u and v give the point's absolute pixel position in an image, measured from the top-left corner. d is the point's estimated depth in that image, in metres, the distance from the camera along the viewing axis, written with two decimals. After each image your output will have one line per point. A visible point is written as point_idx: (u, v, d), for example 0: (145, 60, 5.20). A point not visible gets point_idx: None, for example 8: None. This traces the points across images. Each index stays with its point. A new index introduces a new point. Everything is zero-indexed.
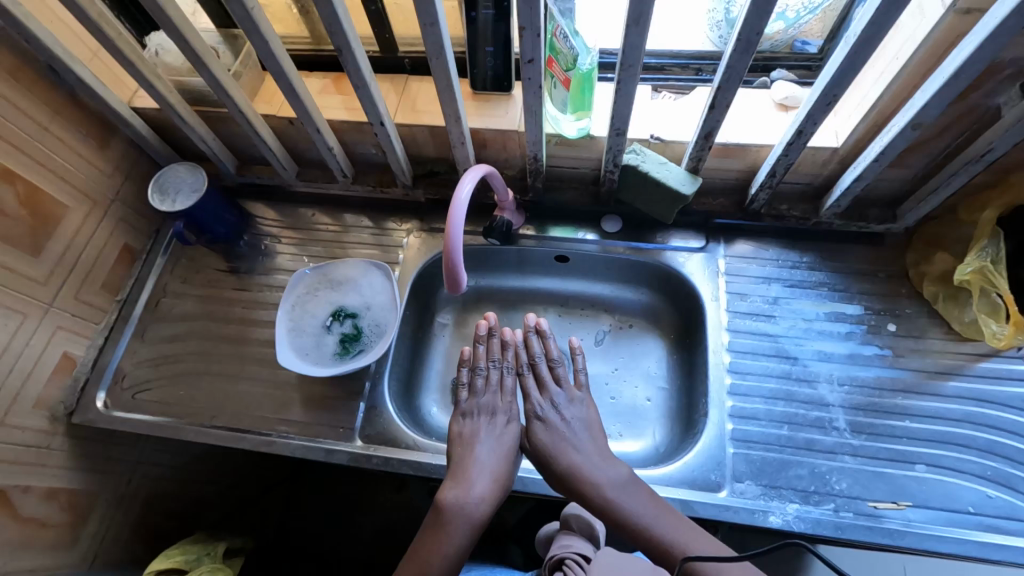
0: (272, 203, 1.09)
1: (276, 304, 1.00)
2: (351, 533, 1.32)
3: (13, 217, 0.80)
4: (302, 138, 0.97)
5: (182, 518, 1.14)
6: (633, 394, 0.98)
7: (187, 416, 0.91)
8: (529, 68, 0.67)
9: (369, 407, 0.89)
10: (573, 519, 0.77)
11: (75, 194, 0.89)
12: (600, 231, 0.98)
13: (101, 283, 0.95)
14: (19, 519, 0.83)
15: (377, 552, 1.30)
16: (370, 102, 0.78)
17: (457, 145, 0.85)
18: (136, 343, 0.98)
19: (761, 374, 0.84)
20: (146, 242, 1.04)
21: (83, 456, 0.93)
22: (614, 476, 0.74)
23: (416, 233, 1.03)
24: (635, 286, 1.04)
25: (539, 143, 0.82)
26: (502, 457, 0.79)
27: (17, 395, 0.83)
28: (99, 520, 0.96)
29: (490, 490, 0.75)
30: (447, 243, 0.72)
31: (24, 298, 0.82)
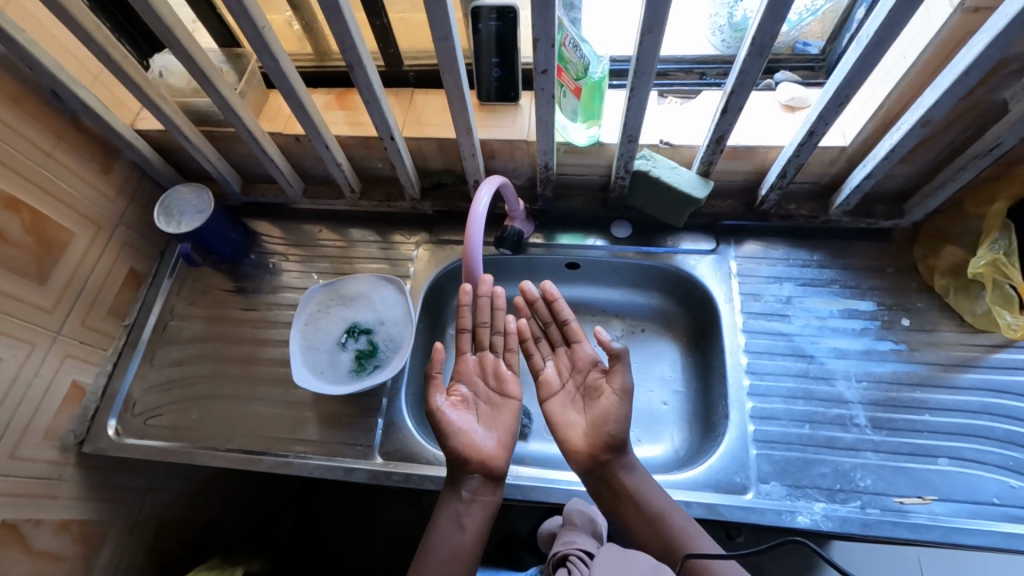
0: (276, 221, 1.08)
1: (285, 323, 0.99)
2: (365, 550, 1.30)
3: (19, 245, 0.78)
4: (308, 154, 0.96)
5: (195, 544, 1.12)
6: (649, 398, 0.98)
7: (201, 440, 0.90)
8: (542, 78, 0.67)
9: (386, 423, 0.88)
10: (577, 514, 0.74)
11: (80, 219, 0.87)
12: (610, 237, 0.98)
13: (107, 308, 0.94)
14: (32, 553, 0.81)
15: (392, 569, 1.28)
16: (380, 115, 0.78)
17: (468, 156, 0.85)
18: (145, 368, 0.96)
19: (779, 374, 0.85)
20: (151, 265, 1.03)
21: (94, 486, 0.91)
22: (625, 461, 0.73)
23: (424, 245, 1.03)
24: (645, 290, 1.04)
25: (550, 152, 0.82)
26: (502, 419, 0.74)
27: (26, 427, 0.81)
28: (111, 551, 0.94)
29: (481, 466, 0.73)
30: (467, 251, 0.73)
31: (32, 327, 0.81)
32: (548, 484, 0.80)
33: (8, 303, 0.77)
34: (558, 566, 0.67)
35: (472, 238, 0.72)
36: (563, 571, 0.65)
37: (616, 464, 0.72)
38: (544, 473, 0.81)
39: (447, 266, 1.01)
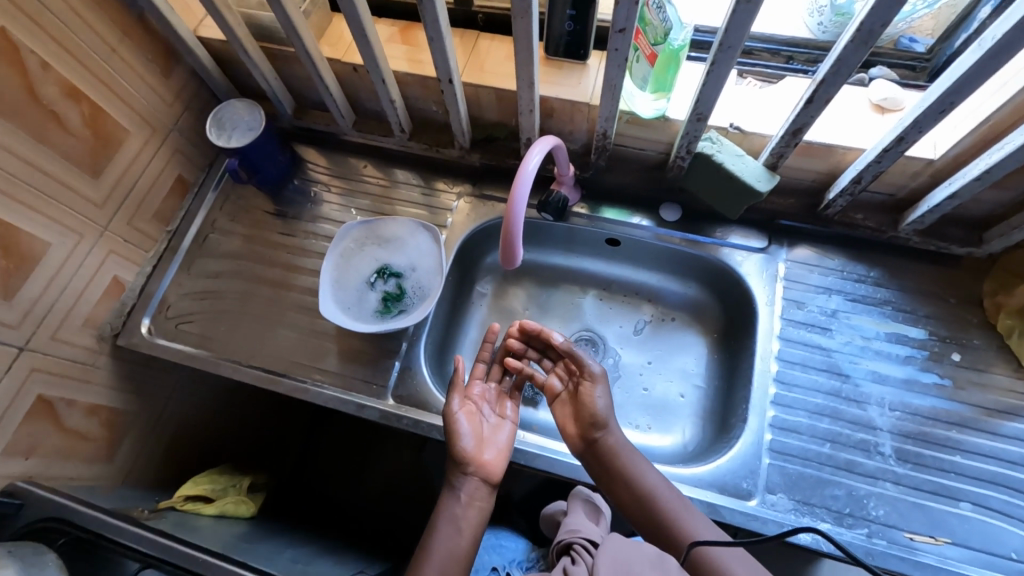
0: (324, 150, 1.07)
1: (320, 253, 1.00)
2: (362, 484, 1.35)
3: (78, 135, 0.79)
4: (365, 87, 0.93)
5: (210, 446, 1.18)
6: (666, 388, 0.98)
7: (226, 353, 0.93)
8: (618, 37, 0.63)
9: (403, 367, 0.89)
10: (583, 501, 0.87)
11: (136, 119, 0.88)
12: (656, 219, 0.94)
13: (153, 212, 0.95)
14: (63, 429, 0.88)
15: (385, 507, 1.32)
16: (442, 55, 0.74)
17: (525, 112, 0.81)
18: (182, 276, 0.99)
19: (809, 388, 0.81)
20: (199, 176, 1.04)
21: (123, 377, 0.97)
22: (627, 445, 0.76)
23: (465, 197, 1.01)
24: (683, 279, 1.01)
25: (611, 120, 0.78)
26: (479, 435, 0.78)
27: (69, 313, 0.85)
28: (134, 440, 1.01)
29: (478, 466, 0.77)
30: (509, 214, 0.69)
31: (81, 219, 0.83)
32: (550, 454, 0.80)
33: (60, 191, 0.79)
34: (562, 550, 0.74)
35: (517, 195, 0.69)
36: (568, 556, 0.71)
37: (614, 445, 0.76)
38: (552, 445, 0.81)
39: (486, 223, 0.99)
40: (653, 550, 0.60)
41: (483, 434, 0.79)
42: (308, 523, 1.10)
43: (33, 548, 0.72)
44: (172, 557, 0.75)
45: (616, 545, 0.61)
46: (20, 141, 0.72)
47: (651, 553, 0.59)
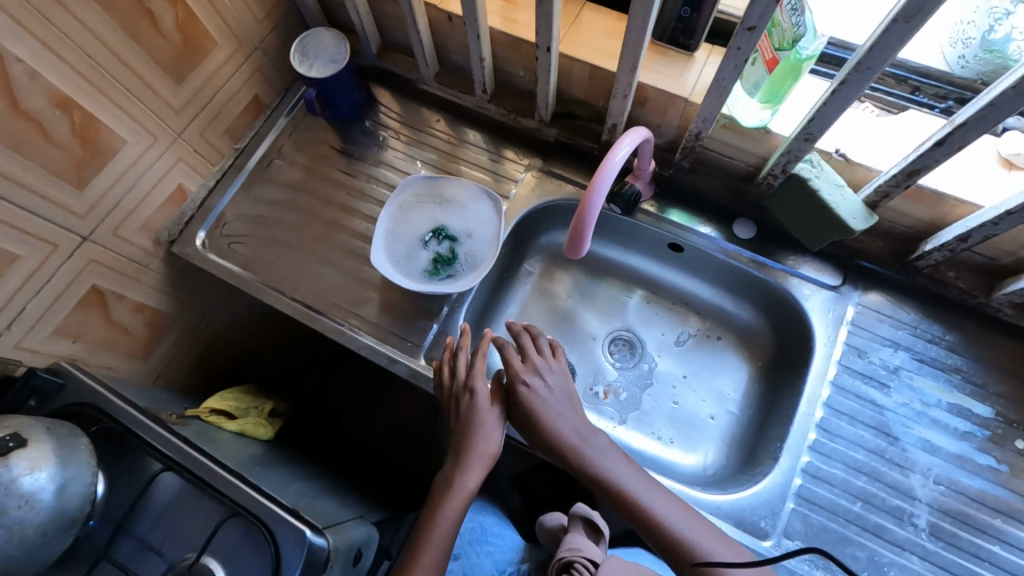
0: (400, 96, 1.05)
1: (377, 200, 0.99)
2: (367, 424, 1.40)
3: (167, 38, 0.78)
4: (455, 39, 0.90)
5: (235, 361, 1.22)
6: (696, 405, 0.95)
7: (269, 280, 0.94)
8: (745, 35, 0.57)
9: (440, 331, 0.89)
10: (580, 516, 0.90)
11: (225, 31, 0.87)
12: (728, 233, 0.89)
13: (225, 127, 0.95)
14: (109, 320, 0.91)
15: (384, 451, 1.36)
16: (547, 21, 0.70)
17: (619, 96, 0.76)
18: (242, 196, 1.00)
19: (852, 442, 0.77)
20: (274, 99, 1.03)
21: (169, 283, 0.99)
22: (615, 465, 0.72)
23: (533, 171, 0.97)
24: (739, 300, 0.97)
25: (709, 121, 0.73)
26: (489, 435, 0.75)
27: (132, 212, 0.86)
28: (169, 344, 1.04)
29: (478, 468, 0.74)
30: (586, 204, 0.66)
31: (158, 122, 0.83)
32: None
33: (142, 90, 0.79)
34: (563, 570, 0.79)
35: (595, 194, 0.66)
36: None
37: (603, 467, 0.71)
38: None
39: (549, 201, 0.96)
40: None
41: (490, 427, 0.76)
42: (319, 455, 1.13)
43: (70, 429, 0.76)
44: (192, 467, 0.78)
45: None
46: (112, 34, 0.72)
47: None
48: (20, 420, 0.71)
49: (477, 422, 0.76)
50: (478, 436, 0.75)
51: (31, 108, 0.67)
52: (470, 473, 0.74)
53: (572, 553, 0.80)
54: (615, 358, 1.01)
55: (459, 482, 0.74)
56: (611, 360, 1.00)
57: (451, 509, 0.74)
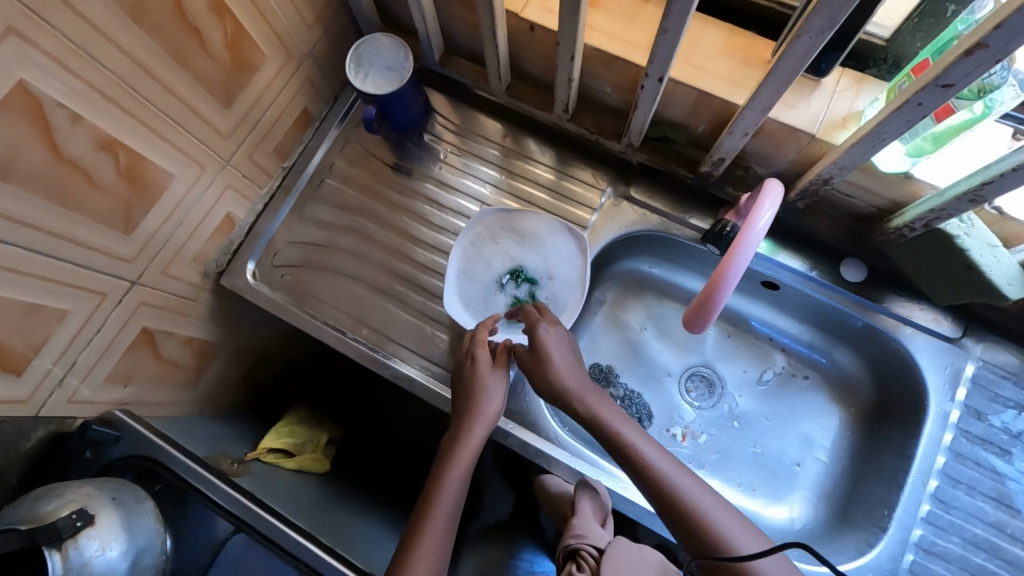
0: (460, 105, 0.95)
1: (441, 227, 0.91)
2: (402, 413, 1.23)
3: (215, 57, 0.68)
4: (534, 50, 0.79)
5: (277, 376, 1.17)
6: (782, 450, 0.89)
7: (328, 316, 0.88)
8: (932, 92, 0.48)
9: (516, 379, 0.83)
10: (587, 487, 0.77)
11: (275, 42, 0.76)
12: (834, 276, 0.81)
13: (273, 146, 0.86)
14: (160, 359, 0.84)
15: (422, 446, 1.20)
16: (665, 52, 0.60)
17: (737, 133, 0.67)
18: (293, 219, 0.91)
19: (970, 514, 0.72)
20: (322, 108, 0.94)
21: (217, 312, 0.93)
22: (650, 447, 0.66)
23: (614, 197, 0.88)
24: (835, 342, 0.89)
25: (846, 169, 0.64)
26: (492, 397, 0.72)
27: (180, 248, 0.78)
28: (217, 370, 0.98)
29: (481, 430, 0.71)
30: (721, 276, 0.58)
31: (206, 150, 0.74)
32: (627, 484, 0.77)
33: (189, 119, 0.69)
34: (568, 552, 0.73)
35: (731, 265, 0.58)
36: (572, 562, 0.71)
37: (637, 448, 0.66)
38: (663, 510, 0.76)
39: (631, 231, 0.87)
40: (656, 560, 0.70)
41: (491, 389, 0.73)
42: (377, 479, 1.09)
43: (134, 491, 0.71)
44: (263, 528, 0.74)
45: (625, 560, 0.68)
46: (154, 58, 0.62)
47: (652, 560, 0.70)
48: (84, 492, 0.67)
49: (485, 380, 0.73)
50: (487, 392, 0.72)
51: (74, 155, 0.58)
52: (480, 428, 0.71)
53: (577, 539, 0.72)
54: (692, 396, 0.94)
55: (467, 436, 0.71)
56: (688, 399, 0.94)
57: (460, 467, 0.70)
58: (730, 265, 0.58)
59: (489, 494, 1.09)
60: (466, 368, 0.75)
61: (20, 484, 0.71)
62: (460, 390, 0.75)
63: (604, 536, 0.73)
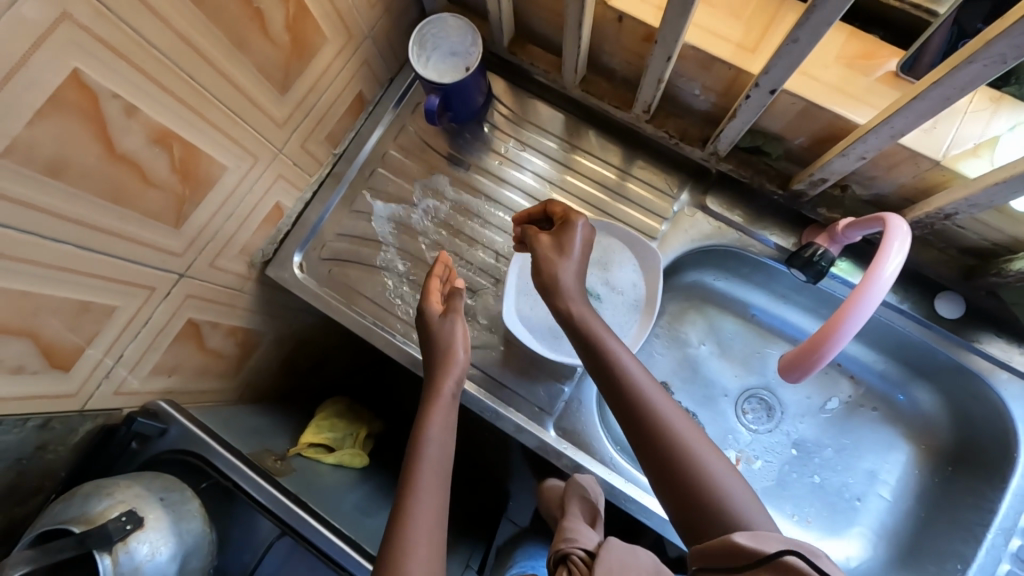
0: (524, 95, 0.88)
1: (497, 227, 0.86)
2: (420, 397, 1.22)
3: (275, 41, 0.63)
4: (619, 43, 0.71)
5: (315, 362, 1.15)
6: (844, 483, 0.85)
7: (376, 315, 0.84)
8: None
9: (571, 394, 0.80)
10: (576, 488, 0.74)
11: (335, 20, 0.70)
12: (926, 311, 0.74)
13: (326, 132, 0.81)
14: (205, 350, 0.81)
15: None
16: (787, 63, 0.52)
17: (851, 155, 0.60)
18: (343, 211, 0.87)
19: None
20: (377, 91, 0.88)
21: (261, 302, 0.90)
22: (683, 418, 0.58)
23: (688, 206, 0.82)
24: (913, 376, 0.83)
25: (978, 207, 0.57)
26: (457, 345, 0.71)
27: (230, 239, 0.75)
28: (259, 358, 0.96)
29: (449, 384, 0.69)
30: (834, 330, 0.56)
31: (260, 139, 0.69)
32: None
33: (245, 106, 0.64)
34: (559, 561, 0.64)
35: (845, 322, 0.56)
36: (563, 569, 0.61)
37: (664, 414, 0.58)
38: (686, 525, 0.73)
39: (703, 245, 0.81)
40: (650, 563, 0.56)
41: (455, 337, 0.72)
42: None
43: (182, 491, 0.70)
44: (305, 533, 0.72)
45: (617, 550, 0.58)
46: (212, 41, 0.56)
47: (647, 562, 0.56)
48: (133, 491, 0.65)
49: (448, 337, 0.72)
50: (455, 344, 0.71)
51: (129, 149, 0.53)
52: (450, 381, 0.70)
53: (568, 543, 0.64)
54: (749, 419, 0.89)
55: (439, 389, 0.69)
56: (745, 422, 0.89)
57: (438, 423, 0.67)
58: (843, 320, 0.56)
59: (518, 486, 1.15)
60: (420, 321, 0.75)
61: (68, 477, 0.71)
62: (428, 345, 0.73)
63: (595, 536, 0.67)
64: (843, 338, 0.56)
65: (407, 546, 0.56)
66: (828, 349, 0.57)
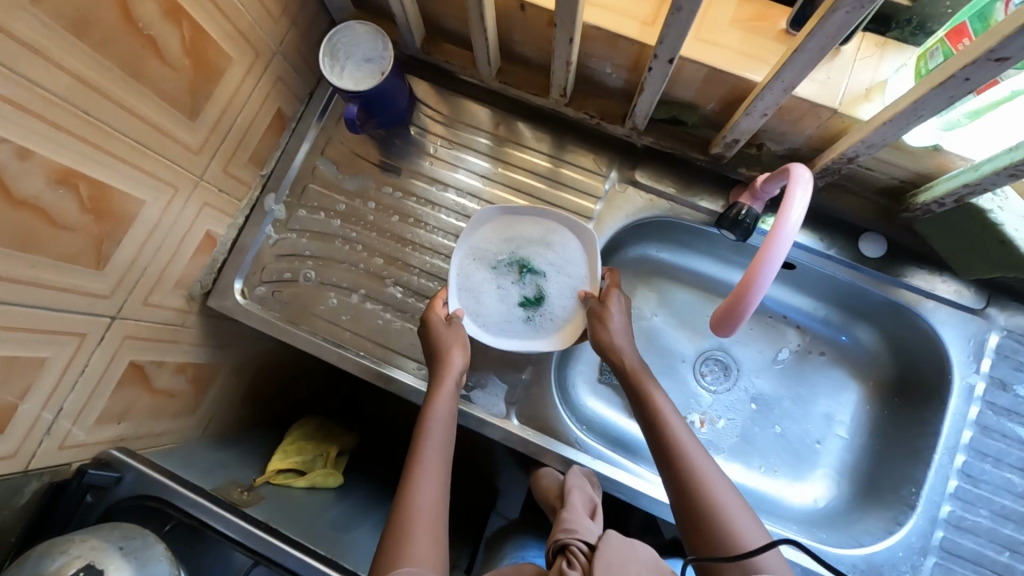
0: (447, 93, 0.88)
1: (437, 227, 0.86)
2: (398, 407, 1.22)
3: (176, 67, 0.62)
4: (527, 30, 0.72)
5: (280, 388, 1.14)
6: (803, 429, 0.88)
7: (327, 331, 0.83)
8: (986, 66, 0.44)
9: (531, 382, 0.81)
10: (575, 484, 0.74)
11: (239, 40, 0.69)
12: (853, 253, 0.77)
13: (249, 153, 0.80)
14: (154, 391, 0.78)
15: None
16: (678, 32, 0.54)
17: (755, 114, 0.62)
18: (279, 231, 0.86)
19: (998, 487, 0.72)
20: (297, 107, 0.87)
21: (209, 334, 0.88)
22: (716, 472, 0.63)
23: (619, 183, 0.84)
24: (851, 318, 0.87)
25: (875, 147, 0.60)
26: (459, 347, 0.73)
27: (161, 274, 0.73)
28: (215, 392, 0.94)
29: (450, 382, 0.71)
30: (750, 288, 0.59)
31: (178, 169, 0.68)
32: (650, 482, 0.76)
33: (156, 138, 0.63)
34: (556, 551, 0.64)
35: (765, 264, 0.57)
36: (560, 558, 0.62)
37: (698, 467, 0.63)
38: (655, 490, 0.75)
39: (638, 219, 0.83)
40: (650, 557, 0.58)
41: (459, 341, 0.74)
42: (393, 485, 1.08)
43: (143, 535, 0.67)
44: (282, 560, 0.70)
45: (617, 544, 0.59)
46: (106, 75, 0.55)
47: (646, 558, 0.57)
48: (90, 545, 0.63)
49: (449, 339, 0.73)
50: (452, 346, 0.72)
51: (29, 194, 0.52)
52: (449, 379, 0.71)
53: (568, 534, 0.64)
54: (708, 381, 0.91)
55: (438, 387, 0.71)
56: (705, 384, 0.91)
57: (439, 421, 0.68)
58: (761, 269, 0.58)
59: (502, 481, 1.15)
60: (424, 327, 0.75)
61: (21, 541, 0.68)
62: (427, 342, 0.74)
63: (594, 529, 0.68)
64: (761, 289, 0.58)
65: (408, 533, 0.59)
66: (750, 299, 0.59)
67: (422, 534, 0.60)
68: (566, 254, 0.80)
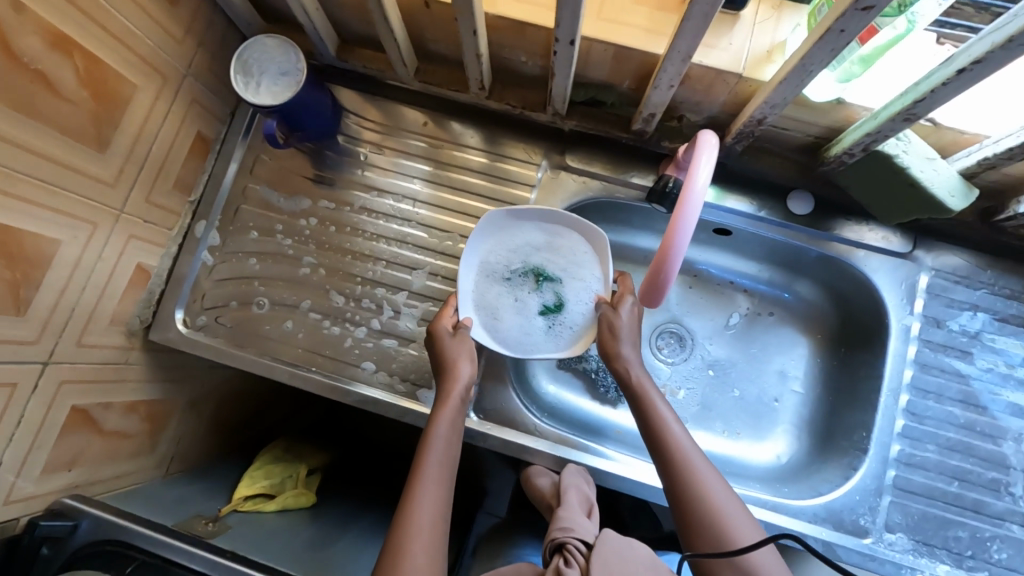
0: (372, 98, 0.88)
1: (378, 233, 0.86)
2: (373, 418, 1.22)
3: (74, 101, 0.60)
4: (435, 27, 0.72)
5: (247, 415, 1.12)
6: (760, 389, 0.90)
7: (277, 352, 0.82)
8: (854, 16, 0.46)
9: (486, 375, 0.81)
10: (572, 480, 0.74)
11: (142, 66, 0.68)
12: (783, 212, 0.79)
13: (173, 180, 0.78)
14: (104, 434, 0.76)
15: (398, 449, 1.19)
16: (570, 14, 0.55)
17: (663, 86, 0.63)
18: (216, 256, 0.85)
19: (942, 421, 0.74)
20: (220, 128, 0.85)
21: (157, 369, 0.86)
22: (713, 471, 0.61)
23: (551, 168, 0.84)
24: (792, 275, 0.89)
25: (779, 106, 0.62)
26: (466, 358, 0.70)
27: (92, 313, 0.71)
28: (175, 428, 0.92)
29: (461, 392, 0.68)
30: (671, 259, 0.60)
31: (94, 204, 0.66)
32: (613, 460, 0.77)
33: (63, 175, 0.61)
34: (553, 549, 0.65)
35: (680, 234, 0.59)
36: (557, 557, 0.62)
37: (695, 465, 0.61)
38: (618, 467, 0.76)
39: (575, 202, 0.84)
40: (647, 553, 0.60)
41: (467, 352, 0.71)
42: (373, 497, 1.07)
43: None
44: None
45: (615, 544, 0.60)
46: None
47: (644, 556, 0.59)
48: None
49: (460, 349, 0.70)
50: (459, 356, 0.70)
51: None
52: (458, 388, 0.69)
53: (564, 532, 0.65)
54: (665, 354, 0.92)
55: (446, 395, 0.68)
56: (662, 357, 0.92)
57: (444, 434, 0.65)
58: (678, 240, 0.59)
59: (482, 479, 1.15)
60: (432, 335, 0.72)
61: None
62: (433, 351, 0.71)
63: (592, 526, 0.68)
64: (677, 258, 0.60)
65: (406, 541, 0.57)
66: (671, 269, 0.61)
67: (420, 543, 0.57)
68: (577, 256, 0.77)
